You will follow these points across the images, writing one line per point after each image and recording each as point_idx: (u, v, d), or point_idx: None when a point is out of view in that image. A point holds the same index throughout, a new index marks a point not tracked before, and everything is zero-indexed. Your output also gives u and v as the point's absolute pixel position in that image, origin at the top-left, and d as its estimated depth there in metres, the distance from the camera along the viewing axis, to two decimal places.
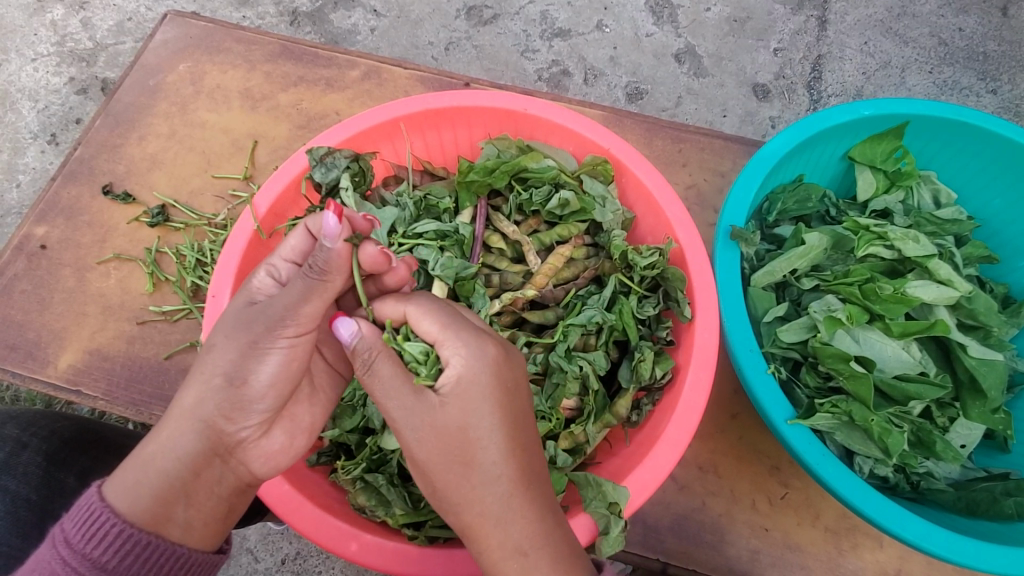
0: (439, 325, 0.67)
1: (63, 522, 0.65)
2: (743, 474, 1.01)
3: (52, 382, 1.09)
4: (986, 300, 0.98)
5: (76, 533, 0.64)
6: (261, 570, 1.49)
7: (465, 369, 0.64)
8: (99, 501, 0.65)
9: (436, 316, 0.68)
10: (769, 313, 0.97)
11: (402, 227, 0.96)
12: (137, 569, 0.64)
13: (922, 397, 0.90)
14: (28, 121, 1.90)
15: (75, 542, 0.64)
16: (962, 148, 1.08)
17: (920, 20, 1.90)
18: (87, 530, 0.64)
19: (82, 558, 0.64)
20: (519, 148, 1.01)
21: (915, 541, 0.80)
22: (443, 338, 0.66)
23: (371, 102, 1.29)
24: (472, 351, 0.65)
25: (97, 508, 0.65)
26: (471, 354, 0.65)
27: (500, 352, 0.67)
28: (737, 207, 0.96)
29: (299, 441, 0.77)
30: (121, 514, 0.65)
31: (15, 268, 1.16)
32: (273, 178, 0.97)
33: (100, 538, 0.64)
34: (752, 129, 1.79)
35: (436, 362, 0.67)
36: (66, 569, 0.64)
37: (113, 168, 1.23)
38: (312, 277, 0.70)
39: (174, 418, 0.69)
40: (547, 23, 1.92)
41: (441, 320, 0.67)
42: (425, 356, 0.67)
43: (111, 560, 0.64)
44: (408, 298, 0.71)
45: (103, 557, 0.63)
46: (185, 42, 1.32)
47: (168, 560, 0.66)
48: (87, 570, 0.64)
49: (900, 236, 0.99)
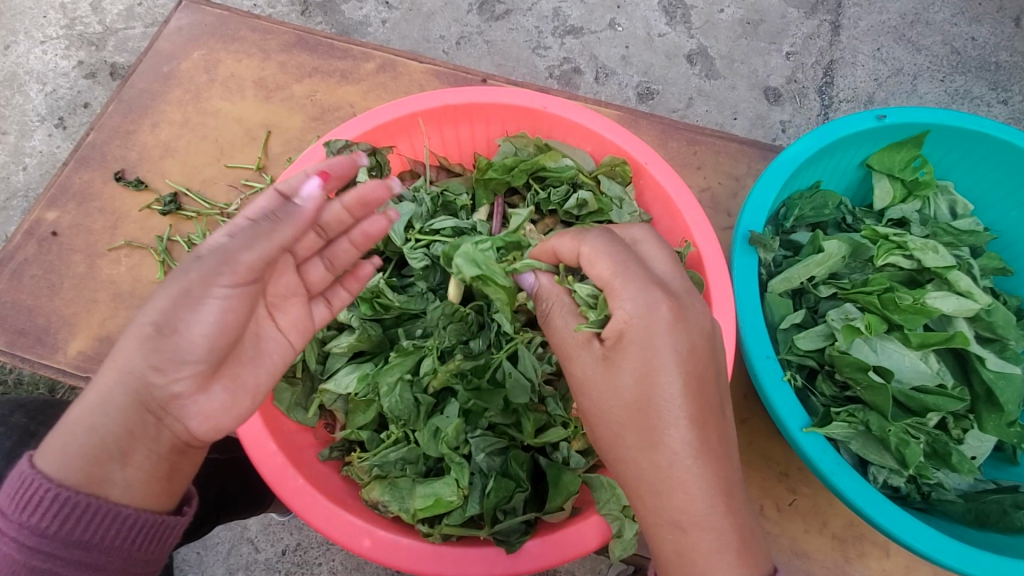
0: (613, 270, 0.68)
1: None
2: (752, 479, 1.01)
3: (62, 368, 1.09)
4: (1005, 314, 0.98)
5: (12, 503, 0.61)
6: (261, 560, 1.49)
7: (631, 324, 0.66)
8: (32, 468, 0.61)
9: (609, 259, 0.68)
10: (785, 319, 0.97)
11: (419, 223, 0.96)
12: (80, 530, 0.61)
13: (940, 409, 0.90)
14: (36, 105, 1.88)
15: (12, 512, 0.61)
16: (980, 159, 1.08)
17: (933, 28, 1.89)
18: (22, 499, 0.60)
19: (19, 527, 0.60)
20: (537, 147, 1.01)
21: (928, 552, 0.80)
22: (614, 285, 0.68)
23: (386, 95, 1.28)
24: (641, 305, 0.66)
25: (27, 475, 0.61)
26: (642, 307, 0.66)
27: (674, 309, 0.66)
28: (756, 212, 0.96)
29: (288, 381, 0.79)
30: (58, 479, 0.61)
31: (25, 253, 1.16)
32: (289, 170, 0.96)
33: (34, 504, 0.60)
34: (763, 132, 1.79)
35: (602, 311, 0.73)
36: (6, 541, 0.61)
37: (125, 155, 1.23)
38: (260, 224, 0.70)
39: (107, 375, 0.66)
40: (560, 20, 1.91)
41: (616, 265, 0.68)
42: (592, 299, 0.75)
43: (51, 525, 0.60)
44: (581, 237, 0.71)
45: (42, 522, 0.60)
46: (200, 29, 1.31)
47: (114, 521, 0.62)
48: (27, 538, 0.60)
49: (920, 246, 0.99)
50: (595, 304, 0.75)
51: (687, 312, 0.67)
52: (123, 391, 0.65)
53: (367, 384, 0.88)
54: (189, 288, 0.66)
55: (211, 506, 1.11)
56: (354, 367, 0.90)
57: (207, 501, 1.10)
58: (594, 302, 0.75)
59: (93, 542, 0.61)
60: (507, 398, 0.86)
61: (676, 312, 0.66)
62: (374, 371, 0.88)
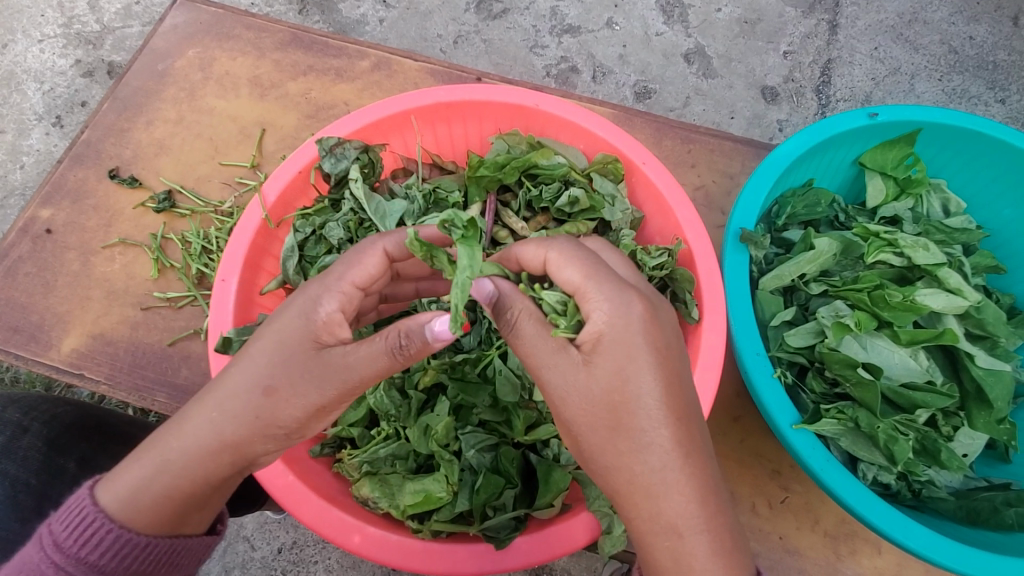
0: (584, 273, 0.69)
1: (52, 524, 0.66)
2: (744, 477, 1.01)
3: (56, 365, 1.10)
4: (995, 311, 0.98)
5: (68, 536, 0.66)
6: (257, 559, 1.49)
7: (607, 326, 0.66)
8: (93, 505, 0.67)
9: (579, 264, 0.69)
10: (776, 316, 0.97)
11: (411, 220, 0.98)
12: (138, 562, 0.68)
13: (929, 406, 0.91)
14: (34, 103, 1.88)
15: (68, 545, 0.66)
16: (973, 157, 1.08)
17: (931, 27, 1.89)
18: (82, 534, 0.66)
19: (77, 561, 0.65)
20: (529, 144, 1.01)
21: (917, 549, 0.80)
22: (586, 288, 0.68)
23: (381, 93, 1.28)
24: (617, 305, 0.66)
25: (91, 512, 0.66)
26: (617, 308, 0.66)
27: (647, 308, 0.67)
28: (747, 210, 0.96)
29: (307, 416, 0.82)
30: (117, 520, 0.67)
31: (19, 251, 1.16)
32: (282, 168, 0.96)
33: (95, 540, 0.66)
34: (760, 131, 1.79)
35: (575, 315, 0.71)
36: (60, 573, 0.66)
37: (119, 153, 1.23)
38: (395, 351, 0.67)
39: (184, 432, 0.69)
40: (558, 19, 1.91)
41: (585, 269, 0.69)
42: (562, 306, 0.73)
43: (110, 562, 0.66)
44: (548, 243, 0.72)
45: (102, 560, 0.66)
46: (196, 27, 1.31)
47: (169, 553, 0.70)
48: (83, 573, 0.65)
49: (910, 244, 0.99)
50: (563, 310, 0.73)
51: (659, 314, 0.69)
52: (217, 459, 0.69)
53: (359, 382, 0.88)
54: (318, 403, 0.69)
55: None
56: None
57: None
58: (563, 308, 0.73)
59: (148, 572, 0.68)
60: (496, 396, 0.87)
61: (649, 310, 0.67)
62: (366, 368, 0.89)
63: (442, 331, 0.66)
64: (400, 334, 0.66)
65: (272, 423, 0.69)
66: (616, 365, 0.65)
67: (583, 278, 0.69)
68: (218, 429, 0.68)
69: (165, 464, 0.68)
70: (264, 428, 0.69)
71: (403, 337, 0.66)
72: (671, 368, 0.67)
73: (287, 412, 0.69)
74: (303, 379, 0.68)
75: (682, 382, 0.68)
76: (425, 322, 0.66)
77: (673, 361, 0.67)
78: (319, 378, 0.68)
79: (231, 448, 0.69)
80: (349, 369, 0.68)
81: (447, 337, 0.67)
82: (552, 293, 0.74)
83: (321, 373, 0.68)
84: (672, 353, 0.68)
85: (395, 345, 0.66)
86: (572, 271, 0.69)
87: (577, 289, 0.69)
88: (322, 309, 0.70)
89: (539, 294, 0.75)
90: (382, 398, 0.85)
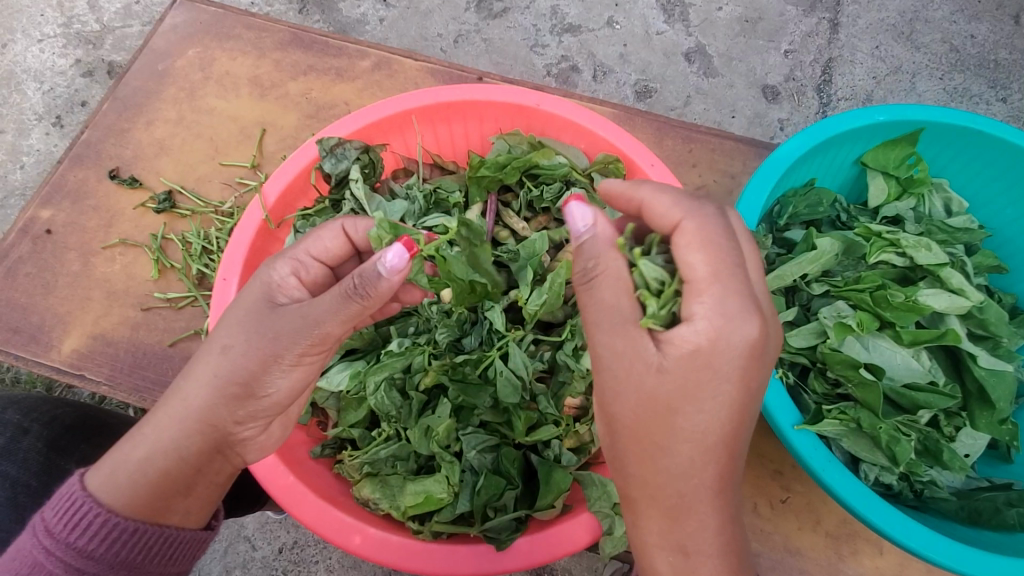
0: (710, 267, 0.60)
1: (44, 512, 0.66)
2: (745, 477, 1.01)
3: (55, 366, 1.09)
4: (998, 311, 0.98)
5: (58, 522, 0.65)
6: (258, 559, 1.49)
7: (705, 342, 0.59)
8: (81, 490, 0.66)
9: (710, 253, 0.60)
10: (778, 317, 0.96)
11: (412, 220, 0.98)
12: (127, 551, 0.66)
13: (932, 406, 0.90)
14: (33, 103, 1.88)
15: (58, 530, 0.65)
16: (975, 157, 1.08)
17: (932, 25, 1.88)
18: (71, 519, 0.65)
19: (66, 547, 0.64)
20: (530, 144, 1.00)
21: (918, 549, 0.80)
22: (709, 285, 0.60)
23: (381, 93, 1.28)
24: (730, 320, 0.59)
25: (79, 498, 0.66)
26: (722, 323, 0.59)
27: (761, 331, 0.60)
28: (749, 210, 0.96)
29: (294, 409, 0.82)
30: (105, 504, 0.66)
31: (20, 251, 1.16)
32: (282, 168, 0.96)
33: (83, 526, 0.65)
34: (761, 131, 1.78)
35: (671, 300, 0.62)
36: (50, 559, 0.65)
37: (119, 153, 1.23)
38: (354, 296, 0.69)
39: (164, 409, 0.71)
40: (558, 18, 1.91)
41: (714, 263, 0.60)
42: (659, 284, 0.62)
43: (99, 548, 0.65)
44: (686, 214, 0.62)
45: (90, 545, 0.65)
46: (195, 27, 1.31)
47: (158, 543, 0.68)
48: (72, 559, 0.64)
49: (912, 244, 0.98)
50: (659, 288, 0.62)
51: (768, 337, 0.61)
52: (189, 432, 0.70)
53: (358, 381, 0.87)
54: (272, 354, 0.70)
55: None
56: (346, 364, 0.89)
57: None
58: (660, 288, 0.62)
59: (138, 562, 0.67)
60: (497, 397, 0.87)
61: (759, 342, 0.60)
62: (366, 368, 0.87)
63: (395, 264, 0.69)
64: (354, 277, 0.69)
65: (231, 380, 0.70)
66: (676, 385, 0.61)
67: (710, 277, 0.60)
68: (186, 399, 0.70)
69: (142, 442, 0.70)
70: (225, 389, 0.70)
71: (357, 279, 0.69)
72: (749, 385, 0.62)
73: (247, 365, 0.70)
74: (257, 335, 0.70)
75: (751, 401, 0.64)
76: (377, 259, 0.69)
77: (746, 387, 0.63)
78: (272, 330, 0.70)
79: (199, 415, 0.70)
80: (300, 319, 0.70)
81: (401, 267, 0.69)
82: (653, 265, 0.62)
83: (273, 324, 0.71)
84: (754, 378, 0.63)
85: (350, 288, 0.69)
86: (696, 266, 0.60)
87: (695, 281, 0.60)
88: (276, 274, 0.75)
89: (637, 260, 0.63)
90: (384, 399, 0.85)
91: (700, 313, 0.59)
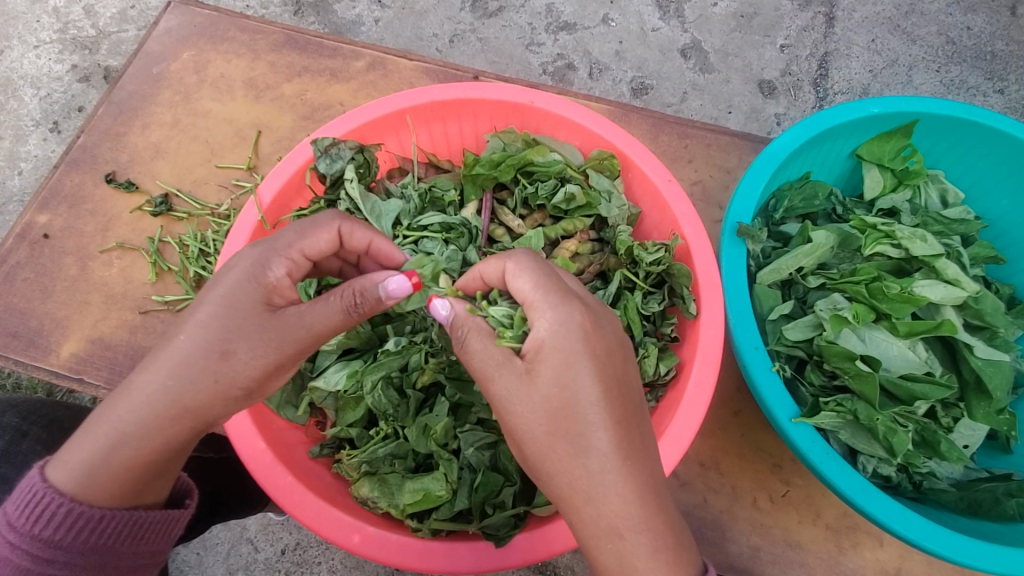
0: (533, 286, 0.70)
1: (5, 507, 0.67)
2: (745, 472, 1.01)
3: (54, 370, 1.10)
4: (993, 301, 0.98)
5: (19, 515, 0.66)
6: (261, 560, 1.49)
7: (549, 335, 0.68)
8: (41, 482, 0.67)
9: (531, 275, 0.71)
10: (774, 311, 0.97)
11: (407, 219, 0.98)
12: (95, 536, 0.68)
13: (927, 397, 0.90)
14: (30, 109, 1.89)
15: (20, 524, 0.66)
16: (971, 148, 1.08)
17: (928, 17, 1.88)
18: (33, 513, 0.66)
19: (31, 538, 0.66)
20: (524, 142, 1.01)
21: (918, 541, 0.80)
22: (534, 299, 0.70)
23: (376, 93, 1.28)
24: (560, 315, 0.68)
25: (39, 490, 0.67)
26: (559, 319, 0.68)
27: (588, 318, 0.69)
28: (744, 205, 0.96)
29: None
30: (68, 493, 0.67)
31: (17, 257, 1.16)
32: (277, 170, 0.96)
33: (46, 516, 0.67)
34: (757, 126, 1.78)
35: (521, 325, 0.75)
36: (15, 552, 0.66)
37: (116, 157, 1.23)
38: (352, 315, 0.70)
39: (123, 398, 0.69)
40: (553, 16, 1.91)
41: (535, 280, 0.71)
42: (509, 318, 0.78)
43: (66, 537, 0.67)
44: (507, 256, 0.74)
45: (57, 534, 0.67)
46: (190, 30, 1.31)
47: (127, 525, 0.70)
48: (40, 550, 0.66)
49: (907, 236, 0.99)
50: (509, 325, 0.78)
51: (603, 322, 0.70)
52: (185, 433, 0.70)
53: (356, 381, 0.87)
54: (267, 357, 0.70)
55: (204, 507, 1.10)
56: (342, 364, 0.89)
57: (200, 501, 1.09)
58: (510, 322, 0.78)
59: (108, 545, 0.69)
60: None
61: (590, 319, 0.69)
62: (363, 367, 0.87)
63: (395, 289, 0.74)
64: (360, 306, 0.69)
65: (224, 388, 0.70)
66: (549, 383, 0.67)
67: (535, 294, 0.70)
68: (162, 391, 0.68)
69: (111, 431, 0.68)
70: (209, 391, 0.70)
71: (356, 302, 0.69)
72: (613, 369, 0.68)
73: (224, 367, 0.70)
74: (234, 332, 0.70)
75: (627, 386, 0.69)
76: (382, 282, 0.74)
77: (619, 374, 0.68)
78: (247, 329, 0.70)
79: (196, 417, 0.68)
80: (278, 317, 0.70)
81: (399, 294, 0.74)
82: (500, 308, 0.79)
83: (276, 331, 0.71)
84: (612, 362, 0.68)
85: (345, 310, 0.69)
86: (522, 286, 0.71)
87: (527, 300, 0.71)
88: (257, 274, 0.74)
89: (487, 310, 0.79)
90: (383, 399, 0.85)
91: (539, 319, 0.69)
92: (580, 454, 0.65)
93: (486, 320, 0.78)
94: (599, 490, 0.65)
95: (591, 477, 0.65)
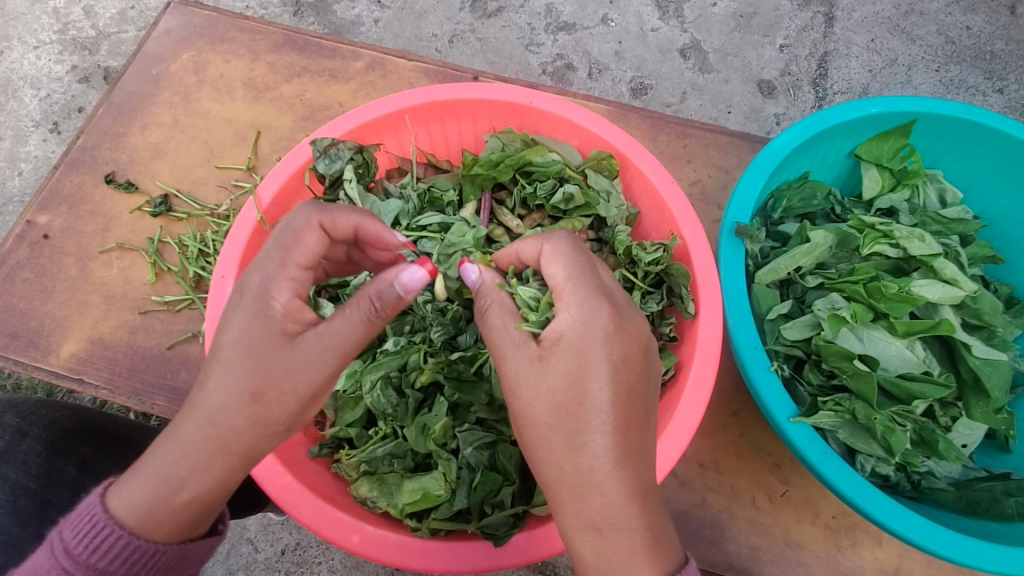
0: (566, 273, 0.71)
1: (61, 530, 0.64)
2: (743, 471, 1.01)
3: (54, 370, 1.10)
4: (992, 301, 0.98)
5: (78, 544, 0.63)
6: (261, 560, 1.49)
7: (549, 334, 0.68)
8: (104, 513, 0.64)
9: (565, 263, 0.71)
10: (772, 310, 0.97)
11: (406, 220, 0.99)
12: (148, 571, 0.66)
13: (926, 396, 0.90)
14: (30, 110, 1.89)
15: (77, 552, 0.63)
16: (970, 147, 1.08)
17: (927, 17, 1.88)
18: (92, 542, 0.63)
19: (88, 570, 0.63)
20: (523, 142, 1.01)
21: (916, 540, 0.80)
22: (564, 287, 0.70)
23: (375, 93, 1.28)
24: (585, 310, 0.68)
25: (101, 520, 0.64)
26: (583, 313, 0.67)
27: (614, 320, 0.67)
28: (743, 205, 0.96)
29: None
30: (127, 526, 0.65)
31: (17, 257, 1.16)
32: (276, 170, 0.97)
33: (104, 548, 0.64)
34: (757, 125, 1.78)
35: (548, 310, 0.75)
36: None
37: (116, 157, 1.23)
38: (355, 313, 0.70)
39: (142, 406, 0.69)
40: (552, 16, 1.91)
41: (569, 268, 0.71)
42: (535, 301, 0.79)
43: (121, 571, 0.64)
44: (547, 238, 0.75)
45: (111, 567, 0.63)
46: (189, 31, 1.31)
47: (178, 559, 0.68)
48: None
49: (906, 235, 0.99)
50: (535, 307, 0.78)
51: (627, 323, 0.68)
52: None
53: (355, 380, 0.88)
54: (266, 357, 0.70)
55: None
56: None
57: None
58: (536, 305, 0.78)
59: None
60: (492, 393, 0.88)
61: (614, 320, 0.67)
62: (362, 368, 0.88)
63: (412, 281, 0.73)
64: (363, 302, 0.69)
65: None
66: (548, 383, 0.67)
67: (569, 278, 0.70)
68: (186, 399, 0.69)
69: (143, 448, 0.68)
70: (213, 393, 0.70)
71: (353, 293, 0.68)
72: (630, 370, 0.67)
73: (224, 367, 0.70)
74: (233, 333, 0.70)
75: (644, 386, 0.68)
76: (396, 278, 0.72)
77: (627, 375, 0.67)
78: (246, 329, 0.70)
79: (216, 425, 0.67)
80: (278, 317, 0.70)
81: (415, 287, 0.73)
82: (527, 289, 0.79)
83: (274, 331, 0.70)
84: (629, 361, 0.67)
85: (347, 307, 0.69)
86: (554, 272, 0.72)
87: (558, 285, 0.71)
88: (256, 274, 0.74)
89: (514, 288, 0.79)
90: (382, 399, 0.86)
91: (564, 310, 0.69)
92: (578, 454, 0.65)
93: (512, 298, 0.78)
94: (597, 490, 0.65)
95: (589, 477, 0.65)
